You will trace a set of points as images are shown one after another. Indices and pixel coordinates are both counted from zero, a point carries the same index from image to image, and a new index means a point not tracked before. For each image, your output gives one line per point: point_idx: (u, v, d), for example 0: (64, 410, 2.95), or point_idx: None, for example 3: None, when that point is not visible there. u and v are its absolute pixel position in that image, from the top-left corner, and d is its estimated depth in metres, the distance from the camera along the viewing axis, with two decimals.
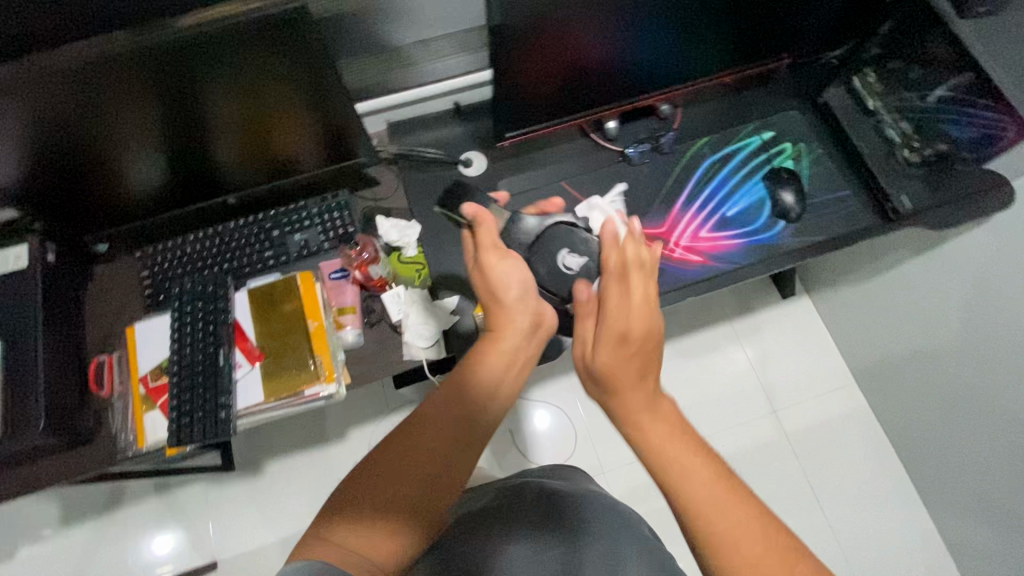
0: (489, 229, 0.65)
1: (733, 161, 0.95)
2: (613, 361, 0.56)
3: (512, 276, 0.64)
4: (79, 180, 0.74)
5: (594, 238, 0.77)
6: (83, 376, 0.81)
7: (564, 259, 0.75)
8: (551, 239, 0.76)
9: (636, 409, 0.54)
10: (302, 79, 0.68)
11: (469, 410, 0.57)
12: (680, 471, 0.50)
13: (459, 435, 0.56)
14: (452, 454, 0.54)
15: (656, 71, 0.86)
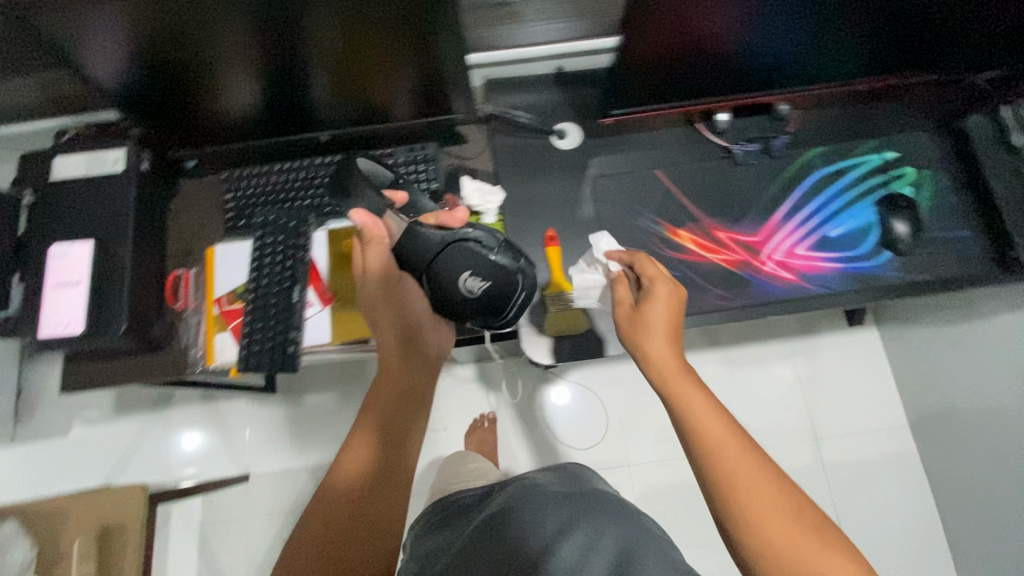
0: (379, 247, 0.69)
1: (846, 178, 0.88)
2: (655, 339, 0.62)
3: (410, 300, 0.71)
4: (172, 86, 0.72)
5: (495, 258, 0.70)
6: (163, 288, 0.84)
7: (465, 283, 0.69)
8: (447, 260, 0.70)
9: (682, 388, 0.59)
10: (413, 14, 0.64)
11: (405, 389, 0.69)
12: (728, 456, 0.53)
13: (397, 429, 0.66)
14: (400, 419, 0.67)
15: (784, 68, 0.79)
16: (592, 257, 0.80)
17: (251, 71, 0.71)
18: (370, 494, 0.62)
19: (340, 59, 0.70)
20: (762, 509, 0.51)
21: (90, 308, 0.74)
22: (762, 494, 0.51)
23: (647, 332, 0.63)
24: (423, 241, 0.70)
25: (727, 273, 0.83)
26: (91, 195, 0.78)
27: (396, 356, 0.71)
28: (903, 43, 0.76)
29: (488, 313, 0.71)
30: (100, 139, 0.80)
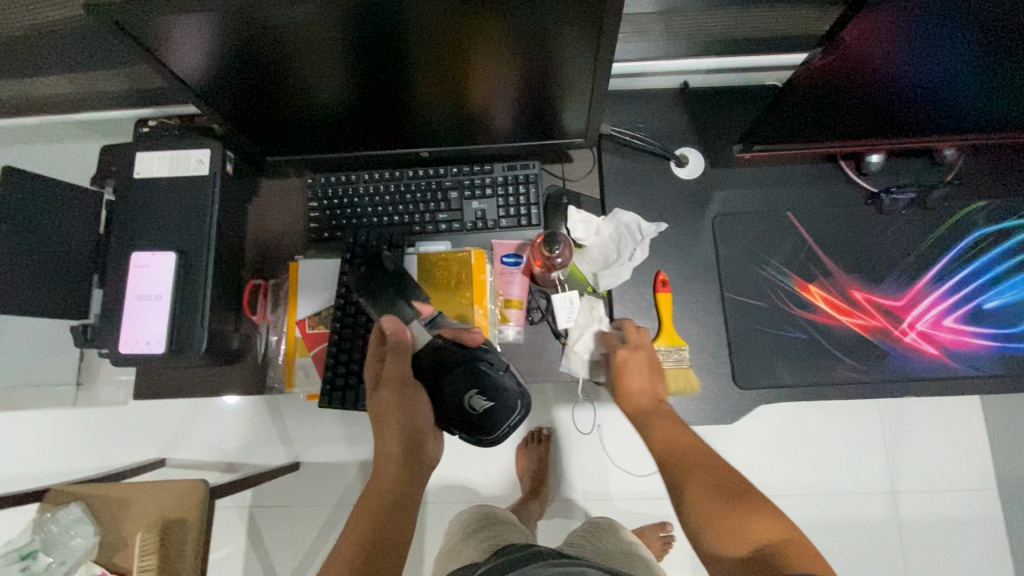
0: (399, 356, 0.68)
1: (1010, 240, 0.76)
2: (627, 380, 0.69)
3: (420, 411, 0.67)
4: (260, 89, 0.64)
5: (508, 381, 0.67)
6: (239, 300, 0.79)
7: (471, 400, 0.67)
8: (459, 374, 0.67)
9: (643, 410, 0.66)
10: (548, 24, 0.53)
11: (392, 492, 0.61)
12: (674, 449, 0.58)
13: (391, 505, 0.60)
14: (394, 517, 0.59)
15: (976, 118, 0.65)
16: (621, 237, 0.78)
17: (351, 78, 0.63)
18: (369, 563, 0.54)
19: (447, 71, 0.61)
20: (690, 471, 0.55)
21: (170, 325, 0.69)
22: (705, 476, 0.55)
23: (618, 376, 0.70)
24: (438, 357, 0.68)
25: (859, 339, 0.74)
26: (174, 199, 0.72)
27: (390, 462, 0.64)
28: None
29: (482, 431, 0.68)
30: (185, 137, 0.73)
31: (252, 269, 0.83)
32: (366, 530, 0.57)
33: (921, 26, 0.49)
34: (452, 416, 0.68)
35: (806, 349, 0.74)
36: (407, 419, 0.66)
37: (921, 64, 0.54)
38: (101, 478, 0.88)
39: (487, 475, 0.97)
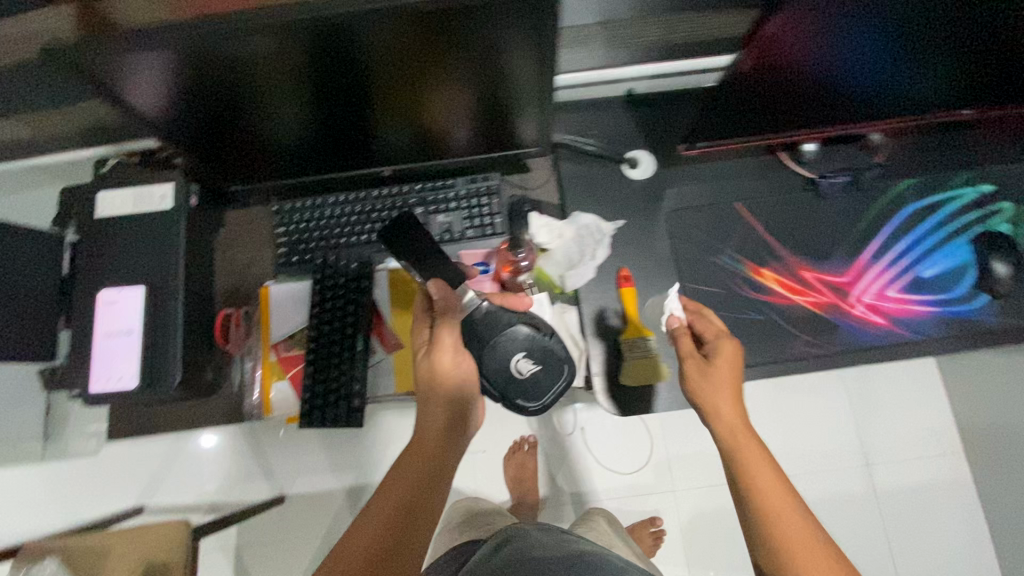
0: (450, 323, 0.64)
1: (937, 213, 0.82)
2: (715, 382, 0.61)
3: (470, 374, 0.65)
4: (222, 123, 0.67)
5: (555, 343, 0.71)
6: (209, 329, 0.78)
7: (517, 363, 0.70)
8: (508, 340, 0.70)
9: (727, 418, 0.59)
10: (491, 52, 0.57)
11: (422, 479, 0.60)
12: (763, 481, 0.54)
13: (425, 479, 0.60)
14: (425, 492, 0.60)
15: (894, 102, 0.71)
16: (583, 237, 0.81)
17: (311, 105, 0.65)
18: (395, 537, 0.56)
19: (402, 94, 0.64)
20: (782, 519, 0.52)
21: (142, 360, 0.69)
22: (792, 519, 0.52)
23: (702, 376, 0.62)
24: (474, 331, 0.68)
25: (813, 316, 0.79)
26: (140, 235, 0.72)
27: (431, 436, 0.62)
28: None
29: (526, 397, 0.71)
30: (146, 173, 0.74)
31: (222, 298, 0.83)
32: (388, 528, 0.56)
33: (833, 21, 0.54)
34: (496, 379, 0.70)
35: (765, 330, 0.78)
36: (454, 388, 0.64)
37: (829, 58, 0.60)
38: (77, 527, 0.86)
39: (474, 484, 0.98)
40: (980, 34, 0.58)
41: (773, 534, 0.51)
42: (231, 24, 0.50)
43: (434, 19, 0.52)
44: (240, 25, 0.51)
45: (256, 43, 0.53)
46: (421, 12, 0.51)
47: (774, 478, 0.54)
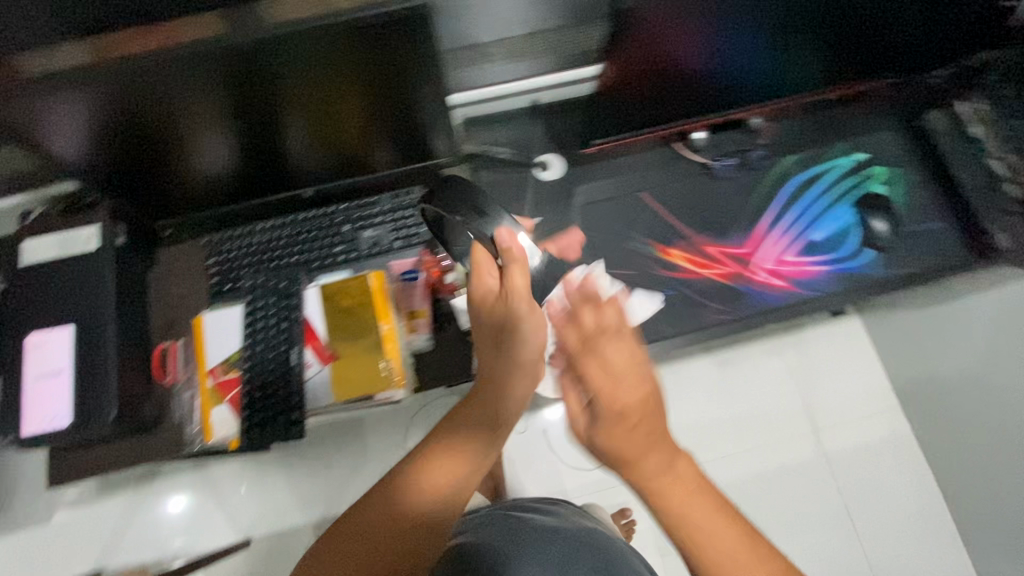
0: (518, 272, 0.56)
1: (822, 181, 0.90)
2: (623, 442, 0.45)
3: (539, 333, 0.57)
4: (148, 163, 0.71)
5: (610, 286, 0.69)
6: (150, 363, 0.81)
7: None
8: None
9: (651, 476, 0.46)
10: (391, 74, 0.64)
11: (476, 456, 0.55)
12: (698, 524, 0.45)
13: (445, 482, 0.53)
14: (447, 495, 0.53)
15: (753, 83, 0.84)
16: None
17: (232, 132, 0.69)
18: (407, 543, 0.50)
19: (314, 114, 0.69)
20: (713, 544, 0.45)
21: (76, 399, 0.70)
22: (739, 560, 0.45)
23: (612, 439, 0.45)
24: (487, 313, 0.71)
25: (721, 286, 0.85)
26: (66, 278, 0.74)
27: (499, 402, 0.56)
28: (863, 51, 0.82)
29: None
30: (70, 218, 0.76)
31: (159, 333, 0.84)
32: (436, 503, 0.52)
33: (682, 10, 0.67)
34: None
35: (680, 304, 0.84)
36: (532, 346, 0.55)
37: (690, 37, 0.72)
38: None
39: None
40: (801, 24, 0.73)
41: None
42: (141, 56, 0.54)
43: (327, 40, 0.56)
44: (148, 56, 0.54)
45: (165, 72, 0.56)
46: (315, 34, 0.55)
47: (718, 519, 0.46)
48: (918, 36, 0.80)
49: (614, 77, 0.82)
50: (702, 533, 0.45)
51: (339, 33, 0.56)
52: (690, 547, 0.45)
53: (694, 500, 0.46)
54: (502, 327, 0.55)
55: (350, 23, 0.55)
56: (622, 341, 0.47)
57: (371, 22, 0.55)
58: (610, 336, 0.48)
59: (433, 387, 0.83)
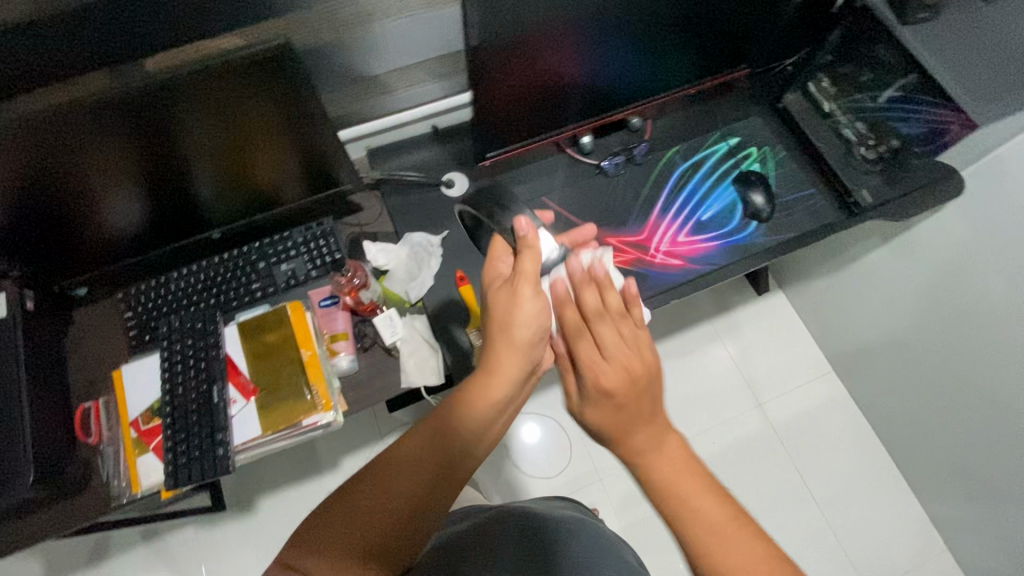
0: (531, 256, 0.63)
1: (702, 168, 0.99)
2: (609, 412, 0.58)
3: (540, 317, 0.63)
4: (58, 224, 0.72)
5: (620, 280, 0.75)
6: (72, 424, 0.79)
7: None
8: None
9: (642, 450, 0.56)
10: (282, 109, 0.70)
11: (475, 427, 0.61)
12: (682, 491, 0.53)
13: (452, 445, 0.60)
14: (456, 462, 0.59)
15: (627, 87, 0.90)
16: (418, 254, 0.92)
17: (140, 184, 0.73)
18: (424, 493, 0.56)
19: (218, 157, 0.74)
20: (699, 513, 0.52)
21: None
22: (722, 528, 0.51)
23: (600, 410, 0.58)
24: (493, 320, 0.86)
25: (625, 272, 0.91)
26: None
27: (497, 381, 0.62)
28: (720, 36, 0.88)
29: None
30: None
31: (79, 394, 0.83)
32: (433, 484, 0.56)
33: (544, 29, 0.72)
34: None
35: None
36: (529, 324, 0.63)
37: (558, 53, 0.77)
38: None
39: None
40: (652, 15, 0.78)
41: (698, 537, 0.51)
42: (44, 109, 0.58)
43: (222, 80, 0.63)
44: (49, 108, 0.58)
45: (69, 125, 0.60)
46: (208, 77, 0.62)
47: (698, 485, 0.54)
48: (762, 19, 0.88)
49: (493, 113, 0.83)
50: (691, 509, 0.52)
51: (226, 71, 0.62)
52: (679, 521, 0.52)
53: (682, 479, 0.54)
54: (499, 304, 0.64)
55: (236, 60, 0.62)
56: (613, 327, 0.61)
57: (255, 58, 0.62)
58: (607, 323, 0.61)
59: (365, 407, 0.85)
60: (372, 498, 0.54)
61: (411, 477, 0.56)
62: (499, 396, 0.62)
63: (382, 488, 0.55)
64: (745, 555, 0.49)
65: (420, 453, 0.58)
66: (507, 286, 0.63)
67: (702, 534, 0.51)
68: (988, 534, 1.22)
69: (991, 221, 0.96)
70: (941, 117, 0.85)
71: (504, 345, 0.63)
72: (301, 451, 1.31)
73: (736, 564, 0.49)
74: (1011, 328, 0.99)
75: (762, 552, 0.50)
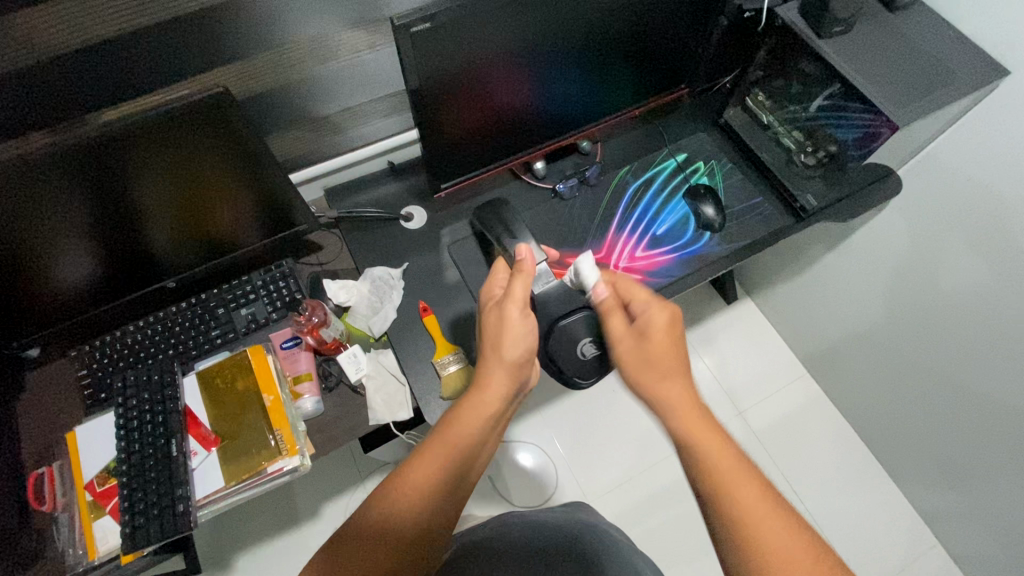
0: (524, 279, 0.67)
1: (654, 185, 1.02)
2: (651, 356, 0.66)
3: (527, 335, 0.65)
4: (5, 286, 0.71)
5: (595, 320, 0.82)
6: (24, 494, 0.76)
7: (582, 346, 0.82)
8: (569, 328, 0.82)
9: (682, 402, 0.63)
10: (231, 153, 0.70)
11: (473, 446, 0.62)
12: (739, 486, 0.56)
13: (453, 465, 0.60)
14: (456, 480, 0.60)
15: (573, 113, 0.94)
16: (379, 288, 0.91)
17: (92, 238, 0.72)
18: (425, 513, 0.57)
19: (173, 207, 0.74)
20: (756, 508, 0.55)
21: None
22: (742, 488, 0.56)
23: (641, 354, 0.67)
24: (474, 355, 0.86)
25: None
26: None
27: (487, 398, 0.63)
28: (653, 59, 0.91)
29: (579, 375, 0.84)
30: None
31: (31, 461, 0.80)
32: (430, 505, 0.58)
33: (486, 64, 0.75)
34: (562, 359, 0.83)
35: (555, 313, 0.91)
36: (518, 344, 0.64)
37: (499, 86, 0.79)
38: None
39: None
40: (584, 43, 0.81)
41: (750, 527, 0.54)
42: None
43: (166, 129, 0.63)
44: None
45: (18, 186, 0.60)
46: (159, 132, 0.63)
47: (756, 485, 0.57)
48: (690, 41, 0.92)
49: (442, 150, 0.84)
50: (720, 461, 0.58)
51: (168, 119, 0.62)
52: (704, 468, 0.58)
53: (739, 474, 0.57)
54: (494, 324, 0.66)
55: (177, 109, 0.62)
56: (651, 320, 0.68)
57: (195, 105, 0.62)
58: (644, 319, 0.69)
59: (334, 448, 0.83)
60: (378, 515, 0.57)
61: (416, 495, 0.58)
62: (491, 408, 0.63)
63: (391, 506, 0.57)
64: (790, 545, 0.53)
65: (421, 471, 0.59)
66: (498, 308, 0.65)
67: (725, 481, 0.56)
68: (973, 521, 1.22)
69: (930, 214, 1.00)
70: (874, 118, 0.88)
71: (494, 362, 0.64)
72: (278, 502, 1.27)
73: (756, 517, 0.55)
74: (964, 314, 1.03)
75: (776, 513, 0.55)
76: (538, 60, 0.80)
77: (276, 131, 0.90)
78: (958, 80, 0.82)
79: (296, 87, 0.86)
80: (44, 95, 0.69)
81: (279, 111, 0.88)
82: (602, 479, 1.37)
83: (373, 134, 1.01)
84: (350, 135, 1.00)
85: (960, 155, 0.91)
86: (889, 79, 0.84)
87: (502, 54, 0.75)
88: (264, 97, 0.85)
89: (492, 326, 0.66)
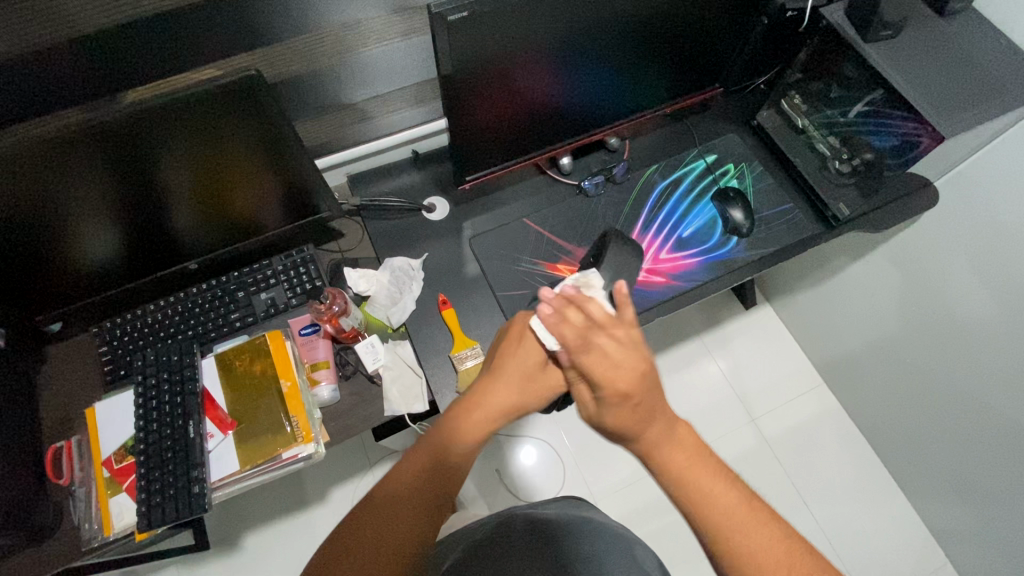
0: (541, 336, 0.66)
1: (683, 185, 1.00)
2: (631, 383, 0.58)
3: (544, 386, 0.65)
4: (32, 259, 0.71)
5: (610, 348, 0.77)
6: (41, 467, 0.76)
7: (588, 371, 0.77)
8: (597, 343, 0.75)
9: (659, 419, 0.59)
10: (259, 136, 0.69)
11: (465, 444, 0.63)
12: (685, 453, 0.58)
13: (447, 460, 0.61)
14: (451, 471, 0.61)
15: (603, 108, 0.92)
16: (399, 279, 0.91)
17: (120, 215, 0.72)
18: (424, 501, 0.59)
19: (197, 188, 0.73)
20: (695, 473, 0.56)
21: None
22: (730, 503, 0.54)
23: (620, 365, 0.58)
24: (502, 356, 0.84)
25: None
26: None
27: (488, 406, 0.64)
28: (687, 58, 0.89)
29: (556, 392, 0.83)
30: None
31: (51, 433, 0.80)
32: (427, 492, 0.59)
33: (523, 55, 0.73)
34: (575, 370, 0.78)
35: None
36: (538, 390, 0.65)
37: (533, 75, 0.77)
38: None
39: None
40: (621, 38, 0.79)
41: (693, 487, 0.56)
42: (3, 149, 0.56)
43: (197, 109, 0.62)
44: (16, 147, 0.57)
45: (49, 160, 0.60)
46: (189, 112, 0.62)
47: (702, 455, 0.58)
48: (729, 40, 0.89)
49: (468, 142, 0.83)
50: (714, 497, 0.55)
51: (201, 99, 0.61)
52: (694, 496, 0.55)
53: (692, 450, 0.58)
54: (514, 364, 0.65)
55: (211, 90, 0.61)
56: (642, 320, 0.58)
57: (227, 88, 0.61)
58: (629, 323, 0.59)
59: (347, 437, 0.83)
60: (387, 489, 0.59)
61: (411, 483, 0.59)
62: (493, 415, 0.64)
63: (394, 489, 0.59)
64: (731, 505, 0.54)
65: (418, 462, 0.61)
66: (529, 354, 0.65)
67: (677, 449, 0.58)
68: (984, 543, 1.20)
69: (963, 229, 0.97)
70: (917, 127, 0.85)
71: (506, 388, 0.64)
72: (287, 485, 1.28)
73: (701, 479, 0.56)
74: (990, 335, 1.00)
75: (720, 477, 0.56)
76: (574, 53, 0.78)
77: (302, 117, 0.90)
78: (1007, 93, 0.79)
79: (325, 74, 0.85)
80: (82, 70, 0.69)
81: (308, 98, 0.87)
82: (610, 478, 1.37)
83: (399, 123, 1.00)
84: (376, 123, 0.99)
85: (1003, 172, 0.88)
86: (937, 88, 0.81)
87: (537, 45, 0.73)
88: (291, 83, 0.84)
89: (516, 363, 0.65)
